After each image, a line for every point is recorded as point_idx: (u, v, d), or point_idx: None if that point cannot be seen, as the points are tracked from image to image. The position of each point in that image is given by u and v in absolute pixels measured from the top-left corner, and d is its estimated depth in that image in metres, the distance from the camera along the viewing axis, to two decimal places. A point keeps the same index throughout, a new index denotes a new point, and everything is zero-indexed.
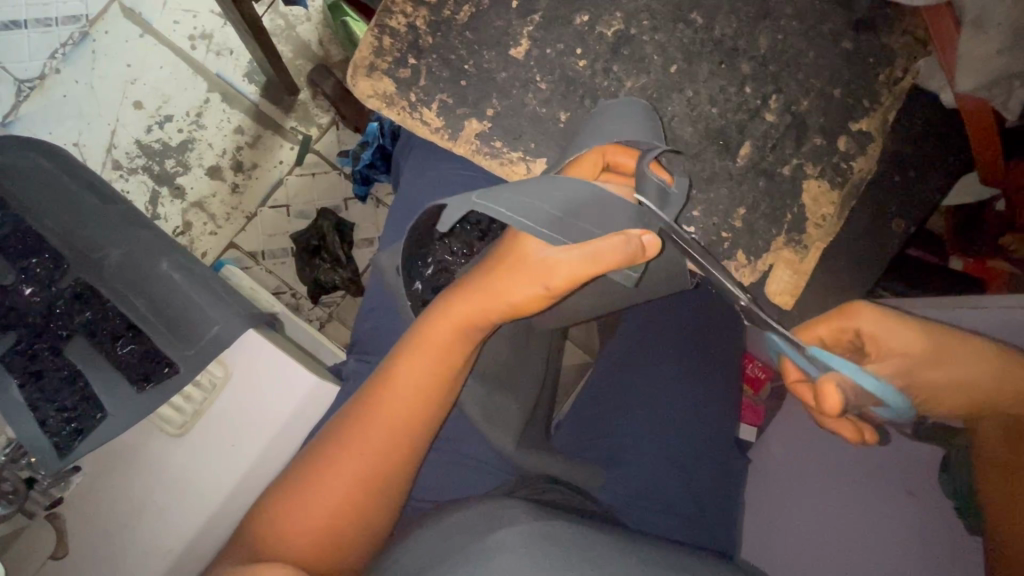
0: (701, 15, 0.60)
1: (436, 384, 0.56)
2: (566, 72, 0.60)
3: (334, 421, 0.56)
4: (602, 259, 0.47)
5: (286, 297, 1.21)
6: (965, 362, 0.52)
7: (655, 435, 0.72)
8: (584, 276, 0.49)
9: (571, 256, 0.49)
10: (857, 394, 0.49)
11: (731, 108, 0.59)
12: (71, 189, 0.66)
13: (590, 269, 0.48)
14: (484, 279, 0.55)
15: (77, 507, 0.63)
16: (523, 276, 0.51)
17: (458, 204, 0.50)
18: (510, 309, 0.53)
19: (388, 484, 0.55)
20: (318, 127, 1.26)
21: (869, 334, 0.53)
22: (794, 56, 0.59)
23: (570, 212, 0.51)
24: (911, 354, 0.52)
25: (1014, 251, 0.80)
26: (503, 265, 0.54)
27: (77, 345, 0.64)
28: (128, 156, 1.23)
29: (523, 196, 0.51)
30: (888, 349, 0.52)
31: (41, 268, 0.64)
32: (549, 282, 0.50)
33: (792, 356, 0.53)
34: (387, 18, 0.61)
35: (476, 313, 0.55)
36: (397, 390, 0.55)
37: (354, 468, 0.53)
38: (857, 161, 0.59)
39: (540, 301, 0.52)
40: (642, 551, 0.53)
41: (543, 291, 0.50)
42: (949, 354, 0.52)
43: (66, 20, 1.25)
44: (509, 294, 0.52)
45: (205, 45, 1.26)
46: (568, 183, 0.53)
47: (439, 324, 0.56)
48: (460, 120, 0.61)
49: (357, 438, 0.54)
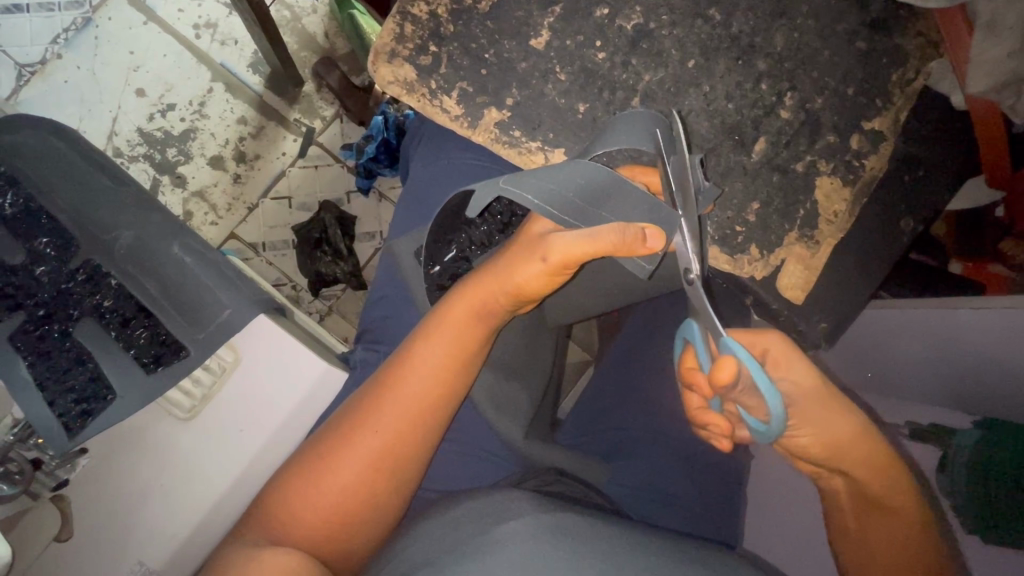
0: (719, 12, 0.60)
1: (450, 367, 0.56)
2: (585, 64, 0.60)
3: (349, 402, 0.57)
4: (597, 237, 0.49)
5: (286, 289, 1.21)
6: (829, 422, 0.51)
7: (659, 430, 0.73)
8: (583, 251, 0.50)
9: (574, 233, 0.51)
10: (744, 387, 0.49)
11: (747, 104, 0.60)
12: (84, 169, 0.66)
13: (586, 246, 0.50)
14: (494, 265, 0.57)
15: (82, 488, 0.63)
16: (527, 257, 0.54)
17: (484, 190, 0.54)
18: (517, 290, 0.55)
19: (399, 466, 0.55)
20: (322, 119, 1.26)
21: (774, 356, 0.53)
22: (809, 54, 0.60)
23: (592, 201, 0.53)
24: (801, 387, 0.52)
25: (1013, 256, 0.80)
26: (513, 251, 0.56)
27: (87, 327, 0.63)
28: (131, 143, 1.22)
29: (548, 181, 0.52)
30: (784, 375, 0.53)
31: (51, 248, 0.63)
32: (549, 256, 0.52)
33: (694, 345, 0.54)
34: (408, 7, 0.62)
35: (490, 296, 0.56)
36: (407, 372, 0.56)
37: (368, 447, 0.54)
38: (869, 160, 0.60)
39: (545, 279, 0.53)
40: (650, 543, 0.52)
41: (542, 267, 0.52)
42: (829, 403, 0.51)
43: (69, 6, 1.24)
44: (515, 273, 0.54)
45: (210, 33, 1.26)
46: (588, 172, 0.52)
47: (452, 308, 0.57)
48: (480, 108, 0.61)
49: (369, 418, 0.55)
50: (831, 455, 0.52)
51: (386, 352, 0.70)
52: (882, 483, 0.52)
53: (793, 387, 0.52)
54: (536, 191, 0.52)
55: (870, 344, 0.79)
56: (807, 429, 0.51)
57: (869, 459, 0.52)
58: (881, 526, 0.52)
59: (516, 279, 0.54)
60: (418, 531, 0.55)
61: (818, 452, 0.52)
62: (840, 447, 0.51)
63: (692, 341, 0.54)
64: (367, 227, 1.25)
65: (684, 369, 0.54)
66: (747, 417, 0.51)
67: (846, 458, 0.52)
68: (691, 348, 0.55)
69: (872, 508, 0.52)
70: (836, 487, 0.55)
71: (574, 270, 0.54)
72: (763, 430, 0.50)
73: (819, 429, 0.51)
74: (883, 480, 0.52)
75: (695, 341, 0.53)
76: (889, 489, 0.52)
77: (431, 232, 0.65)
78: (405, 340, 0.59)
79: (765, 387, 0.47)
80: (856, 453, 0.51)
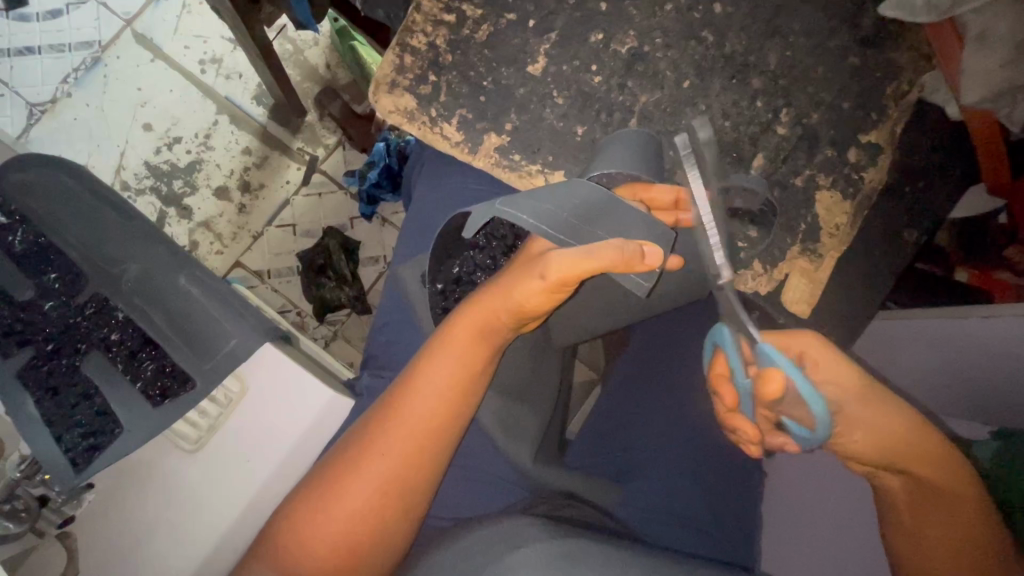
0: (712, 33, 0.61)
1: (456, 389, 0.56)
2: (581, 87, 0.61)
3: (357, 427, 0.57)
4: (593, 252, 0.49)
5: (292, 315, 1.22)
6: (877, 420, 0.51)
7: (670, 450, 0.72)
8: (580, 266, 0.50)
9: (570, 249, 0.50)
10: (791, 397, 0.50)
11: (743, 122, 0.60)
12: (91, 204, 0.67)
13: (584, 262, 0.50)
14: (495, 285, 0.57)
15: (88, 525, 0.62)
16: (525, 275, 0.53)
17: (481, 215, 0.53)
18: (517, 308, 0.54)
19: (407, 492, 0.54)
20: (325, 148, 1.28)
21: (812, 359, 0.52)
22: (804, 70, 0.60)
23: (588, 220, 0.53)
24: (843, 387, 0.52)
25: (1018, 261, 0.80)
26: (514, 269, 0.56)
27: (92, 361, 0.63)
28: (138, 178, 1.24)
29: (543, 198, 0.52)
30: (828, 379, 0.52)
31: (60, 282, 0.64)
32: (546, 273, 0.51)
33: (727, 351, 0.55)
34: (407, 37, 0.63)
35: (490, 315, 0.56)
36: (412, 393, 0.56)
37: (376, 472, 0.53)
38: (868, 172, 0.60)
39: (545, 297, 0.53)
40: (664, 568, 0.51)
41: (541, 284, 0.52)
42: (870, 400, 0.51)
43: (79, 46, 1.28)
44: (514, 291, 0.54)
45: (215, 68, 1.29)
46: (587, 194, 0.53)
47: (456, 328, 0.57)
48: (479, 134, 0.62)
49: (376, 442, 0.54)
50: (888, 451, 0.51)
51: (390, 378, 0.70)
52: (942, 476, 0.51)
53: (837, 389, 0.52)
54: (533, 210, 0.52)
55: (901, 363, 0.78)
56: (857, 429, 0.51)
57: (924, 453, 0.51)
58: (936, 524, 0.51)
59: (515, 297, 0.54)
60: (429, 561, 0.54)
61: (871, 451, 0.52)
62: (896, 443, 0.51)
63: (723, 347, 0.56)
64: (371, 252, 1.26)
65: (716, 376, 0.56)
66: (786, 424, 0.52)
67: (900, 454, 0.51)
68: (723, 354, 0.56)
69: (933, 504, 0.51)
70: (891, 486, 0.54)
71: (573, 285, 0.53)
72: (807, 438, 0.51)
73: (866, 427, 0.51)
74: (943, 472, 0.51)
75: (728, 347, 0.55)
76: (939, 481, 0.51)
77: (434, 256, 0.64)
78: (411, 362, 0.59)
79: (812, 397, 0.49)
80: (912, 447, 0.51)
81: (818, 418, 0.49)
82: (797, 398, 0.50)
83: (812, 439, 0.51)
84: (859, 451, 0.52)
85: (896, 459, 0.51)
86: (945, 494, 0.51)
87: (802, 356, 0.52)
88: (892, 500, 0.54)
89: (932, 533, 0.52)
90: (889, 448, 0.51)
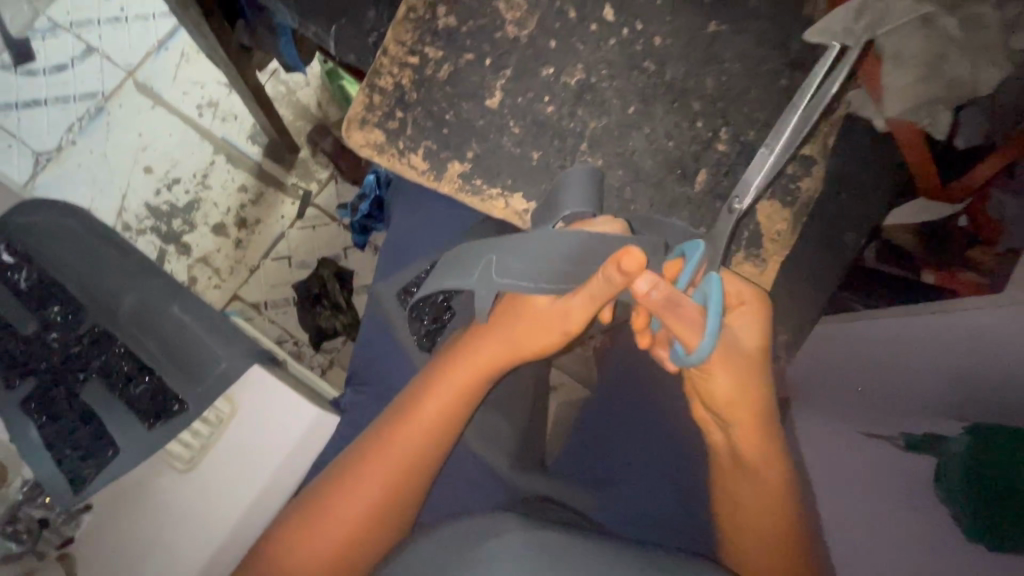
0: (653, 63, 0.67)
1: (454, 411, 0.60)
2: (536, 117, 0.67)
3: (356, 443, 0.61)
4: (602, 298, 0.54)
5: (289, 345, 1.27)
6: (731, 384, 0.57)
7: (647, 454, 0.75)
8: (591, 311, 0.56)
9: (577, 299, 0.56)
10: (691, 321, 0.54)
11: (686, 141, 0.65)
12: (90, 241, 0.71)
13: (595, 305, 0.56)
14: (500, 328, 0.61)
15: (87, 545, 0.66)
16: (541, 325, 0.59)
17: (482, 287, 0.60)
18: (530, 351, 0.60)
19: (403, 501, 0.59)
20: (317, 182, 1.34)
21: (741, 312, 0.58)
22: (738, 93, 0.66)
23: (581, 259, 0.58)
24: (743, 349, 0.58)
25: (980, 261, 0.80)
26: (516, 313, 0.61)
27: (93, 388, 0.67)
28: (139, 218, 1.31)
29: (529, 259, 0.59)
30: (732, 327, 0.58)
31: (61, 315, 0.68)
32: (567, 326, 0.58)
33: (687, 263, 0.58)
34: (376, 79, 0.68)
35: (499, 359, 0.61)
36: (411, 422, 0.59)
37: (375, 486, 0.58)
38: (804, 182, 0.65)
39: (559, 342, 0.60)
40: (627, 555, 0.53)
41: (561, 335, 0.59)
42: (748, 374, 0.57)
43: (83, 97, 1.36)
44: (531, 339, 0.60)
45: (211, 112, 1.36)
46: (569, 239, 0.58)
47: (463, 367, 0.61)
48: (444, 162, 0.67)
49: (377, 458, 0.59)
50: (724, 411, 0.59)
51: (372, 395, 0.74)
52: (754, 449, 0.60)
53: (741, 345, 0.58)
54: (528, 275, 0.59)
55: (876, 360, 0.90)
56: (716, 377, 0.57)
57: (757, 432, 0.59)
58: (742, 490, 0.62)
59: (531, 343, 0.60)
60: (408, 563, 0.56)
61: (718, 400, 0.58)
62: (741, 411, 0.58)
63: (687, 258, 0.59)
64: (365, 280, 1.31)
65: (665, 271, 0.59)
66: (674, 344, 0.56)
67: (734, 416, 0.58)
68: (681, 262, 0.59)
69: (741, 469, 0.62)
70: (716, 439, 0.63)
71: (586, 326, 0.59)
72: (683, 359, 0.55)
73: (726, 388, 0.57)
74: (759, 452, 0.61)
75: (690, 261, 0.58)
76: (764, 458, 0.60)
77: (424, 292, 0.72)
78: (413, 385, 0.63)
79: (709, 333, 0.53)
80: (746, 416, 0.58)
81: (699, 348, 0.53)
82: (696, 323, 0.54)
83: (685, 360, 0.55)
84: (712, 401, 0.59)
85: (733, 422, 0.59)
86: (747, 465, 0.62)
87: (739, 305, 0.58)
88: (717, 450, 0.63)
89: (738, 496, 0.63)
90: (729, 409, 0.58)
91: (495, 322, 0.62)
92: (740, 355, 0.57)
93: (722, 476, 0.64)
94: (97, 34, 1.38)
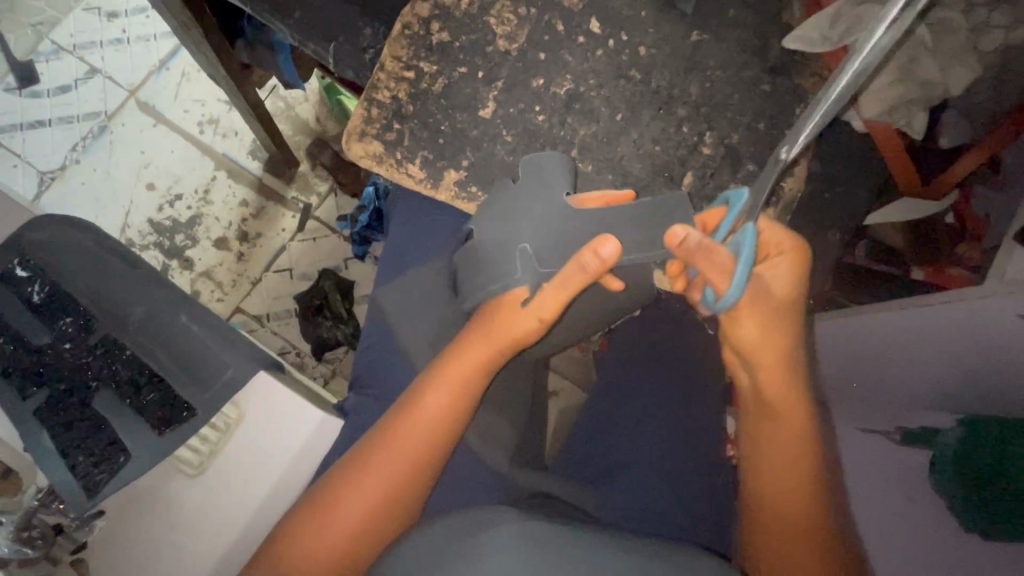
0: (639, 72, 0.70)
1: (452, 412, 0.63)
2: (528, 126, 0.70)
3: (357, 446, 0.63)
4: (568, 282, 0.57)
5: (291, 356, 1.29)
6: (753, 327, 0.59)
7: (644, 451, 0.77)
8: (561, 297, 0.58)
9: (548, 288, 0.59)
10: (720, 266, 0.56)
11: (672, 145, 0.68)
12: (100, 255, 0.74)
13: (564, 292, 0.58)
14: (486, 322, 0.63)
15: (98, 551, 0.67)
16: (519, 315, 0.61)
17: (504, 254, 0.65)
18: (512, 341, 0.62)
19: (405, 500, 0.61)
20: (317, 196, 1.37)
21: (773, 260, 0.59)
22: (721, 99, 0.69)
23: (572, 239, 0.63)
24: (773, 292, 0.59)
25: (964, 257, 0.89)
26: (498, 307, 0.63)
27: (104, 396, 0.70)
28: (142, 234, 1.33)
29: (546, 238, 0.64)
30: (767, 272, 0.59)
31: (72, 326, 0.71)
32: (542, 314, 0.60)
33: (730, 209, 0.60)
34: (373, 93, 0.71)
35: (489, 353, 0.63)
36: (408, 421, 0.62)
37: (378, 486, 0.60)
38: (788, 182, 0.66)
39: (538, 331, 0.62)
40: (622, 544, 0.55)
41: (538, 324, 0.60)
42: (779, 322, 0.59)
43: (87, 117, 1.39)
44: (513, 329, 0.62)
45: (212, 128, 1.40)
46: (580, 214, 0.63)
47: (461, 361, 0.63)
48: (440, 171, 0.70)
49: (380, 459, 0.61)
50: (751, 353, 0.60)
51: (375, 398, 0.76)
52: (781, 399, 0.62)
53: (773, 290, 0.59)
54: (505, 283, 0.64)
55: (856, 351, 0.90)
56: (746, 323, 0.59)
57: (781, 382, 0.61)
58: (777, 449, 0.62)
59: (516, 333, 0.62)
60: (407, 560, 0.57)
61: (740, 343, 0.60)
62: (766, 355, 0.60)
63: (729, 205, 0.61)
64: (365, 290, 1.33)
65: (703, 218, 0.62)
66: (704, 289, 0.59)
67: (758, 358, 0.60)
68: (724, 209, 0.62)
69: (772, 419, 0.62)
70: (744, 386, 0.64)
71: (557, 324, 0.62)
72: (710, 304, 0.59)
73: (757, 334, 0.59)
74: (784, 407, 0.62)
75: (733, 208, 0.60)
76: (787, 400, 0.62)
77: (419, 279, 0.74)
78: (411, 387, 0.65)
79: (736, 281, 0.55)
80: (771, 364, 0.60)
81: (725, 293, 0.56)
82: (723, 269, 0.56)
83: (712, 305, 0.58)
84: (742, 343, 0.60)
85: (756, 364, 0.60)
86: (781, 421, 0.62)
87: (773, 252, 0.59)
88: (744, 395, 0.64)
89: (772, 455, 0.62)
90: (749, 351, 0.60)
91: (485, 315, 0.64)
92: (767, 304, 0.59)
93: (750, 426, 0.64)
94: (100, 55, 1.42)
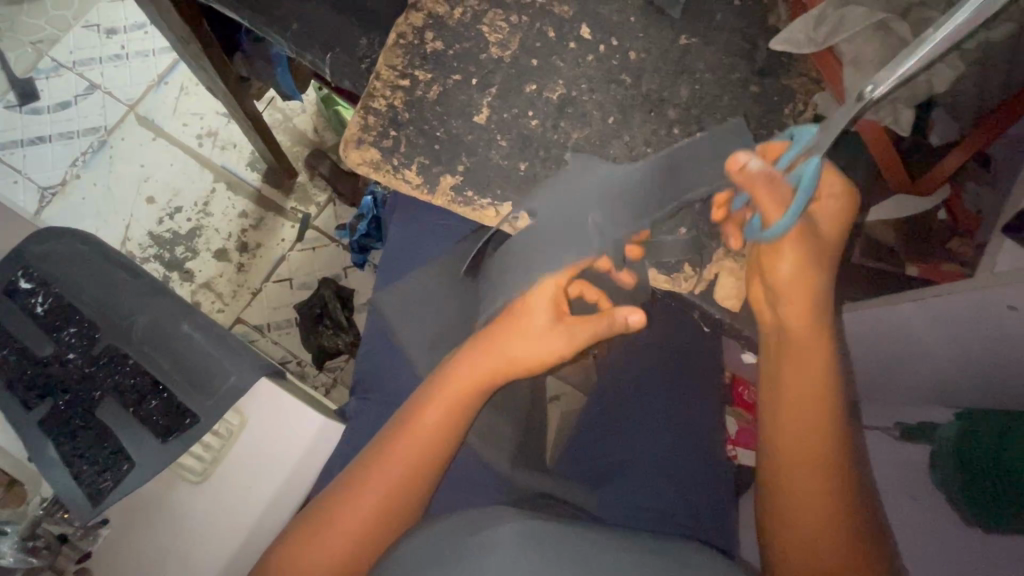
0: (629, 76, 0.71)
1: (451, 420, 0.62)
2: (522, 131, 0.71)
3: (359, 455, 0.63)
4: (592, 340, 0.62)
5: (292, 365, 1.30)
6: (790, 262, 0.59)
7: (644, 450, 0.78)
8: (582, 342, 0.62)
9: (571, 340, 0.62)
10: (778, 196, 0.59)
11: (664, 146, 0.69)
12: (103, 266, 0.75)
13: (584, 341, 0.62)
14: (500, 333, 0.64)
15: (104, 560, 0.68)
16: (539, 340, 0.62)
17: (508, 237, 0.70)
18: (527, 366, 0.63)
19: (404, 509, 0.61)
20: (316, 205, 1.38)
21: (822, 198, 0.60)
22: (711, 100, 0.70)
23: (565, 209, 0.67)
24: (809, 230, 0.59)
25: (961, 253, 0.77)
26: (513, 319, 0.63)
27: (107, 404, 0.70)
28: (143, 246, 1.35)
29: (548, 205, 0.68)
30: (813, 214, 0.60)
31: (75, 337, 0.71)
32: (562, 350, 0.63)
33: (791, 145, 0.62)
34: (370, 102, 0.73)
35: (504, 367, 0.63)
36: (408, 433, 0.62)
37: (377, 495, 0.60)
38: None
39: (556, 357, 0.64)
40: (624, 542, 0.55)
41: (557, 355, 0.63)
42: (812, 265, 0.59)
43: (87, 132, 1.41)
44: (532, 355, 0.63)
45: (211, 141, 1.41)
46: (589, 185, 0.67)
47: (467, 366, 0.64)
48: (436, 176, 0.71)
49: (380, 468, 0.61)
50: (783, 294, 0.60)
51: (377, 402, 0.77)
52: (809, 344, 0.61)
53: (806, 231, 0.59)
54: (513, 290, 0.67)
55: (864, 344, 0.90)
56: (787, 259, 0.59)
57: (812, 336, 0.61)
58: (799, 421, 0.61)
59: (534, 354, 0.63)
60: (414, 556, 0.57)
61: (776, 278, 0.60)
62: (797, 299, 0.60)
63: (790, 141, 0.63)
64: (365, 298, 1.34)
65: (766, 150, 0.64)
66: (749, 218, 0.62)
67: (789, 301, 0.60)
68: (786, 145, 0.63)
69: (798, 365, 0.61)
70: (769, 329, 0.63)
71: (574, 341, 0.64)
72: (754, 232, 0.62)
73: (790, 271, 0.59)
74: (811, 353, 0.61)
75: (795, 143, 0.62)
76: (816, 347, 0.61)
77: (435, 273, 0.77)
78: (415, 394, 0.65)
79: (794, 211, 0.58)
80: (802, 303, 0.60)
81: (778, 224, 0.59)
82: (777, 200, 0.59)
83: (756, 234, 0.62)
84: (777, 282, 0.60)
85: (783, 307, 0.61)
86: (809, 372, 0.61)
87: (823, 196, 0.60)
88: (770, 345, 0.64)
89: (795, 423, 0.61)
90: (781, 288, 0.60)
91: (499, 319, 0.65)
92: (813, 242, 0.59)
93: (773, 361, 0.64)
94: (100, 71, 1.44)
